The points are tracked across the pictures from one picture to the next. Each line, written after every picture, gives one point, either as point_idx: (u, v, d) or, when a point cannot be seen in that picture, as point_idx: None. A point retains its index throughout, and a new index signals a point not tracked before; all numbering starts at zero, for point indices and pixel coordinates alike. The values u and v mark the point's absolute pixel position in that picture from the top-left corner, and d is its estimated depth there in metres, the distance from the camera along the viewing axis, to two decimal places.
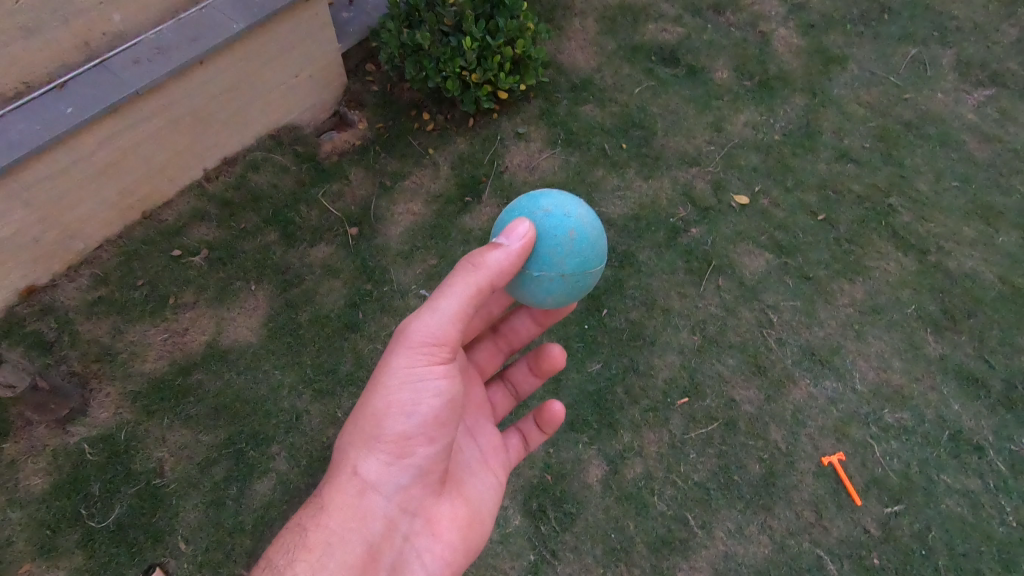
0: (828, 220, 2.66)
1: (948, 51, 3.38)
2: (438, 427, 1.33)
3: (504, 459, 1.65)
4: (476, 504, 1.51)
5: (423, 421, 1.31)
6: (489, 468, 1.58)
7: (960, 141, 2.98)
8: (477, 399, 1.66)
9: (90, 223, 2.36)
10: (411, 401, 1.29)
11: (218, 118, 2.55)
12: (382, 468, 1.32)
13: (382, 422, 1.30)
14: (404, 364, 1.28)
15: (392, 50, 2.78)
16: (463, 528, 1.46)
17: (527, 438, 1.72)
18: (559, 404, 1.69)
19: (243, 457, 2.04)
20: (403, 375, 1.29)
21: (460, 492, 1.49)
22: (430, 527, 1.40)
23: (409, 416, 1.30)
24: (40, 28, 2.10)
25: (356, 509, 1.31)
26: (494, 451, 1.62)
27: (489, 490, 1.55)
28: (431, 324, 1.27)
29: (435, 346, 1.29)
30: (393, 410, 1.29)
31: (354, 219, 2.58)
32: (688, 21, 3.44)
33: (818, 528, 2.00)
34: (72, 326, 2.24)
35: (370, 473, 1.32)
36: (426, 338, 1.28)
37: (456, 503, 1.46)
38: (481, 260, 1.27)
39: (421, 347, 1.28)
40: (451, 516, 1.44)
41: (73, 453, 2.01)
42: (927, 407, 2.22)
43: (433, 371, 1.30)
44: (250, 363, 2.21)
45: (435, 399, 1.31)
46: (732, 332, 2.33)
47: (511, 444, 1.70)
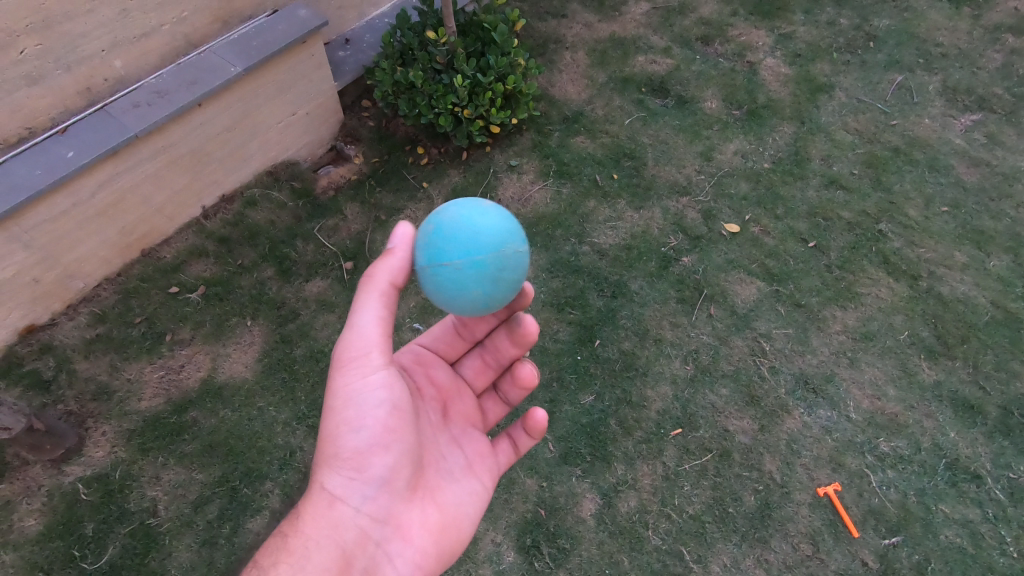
0: (818, 247, 2.68)
1: (934, 77, 3.43)
2: (388, 435, 1.35)
3: (492, 465, 1.63)
4: (452, 511, 1.49)
5: (373, 433, 1.33)
6: (473, 473, 1.57)
7: (949, 165, 3.01)
8: (464, 407, 1.65)
9: (90, 262, 2.41)
10: (356, 414, 1.33)
11: (216, 157, 2.61)
12: (345, 483, 1.33)
13: (336, 432, 1.33)
14: (343, 379, 1.34)
15: (386, 88, 2.86)
16: (438, 536, 1.44)
17: (517, 444, 1.68)
18: (541, 411, 1.60)
19: (237, 495, 2.04)
20: (345, 390, 1.33)
21: (436, 500, 1.47)
22: (401, 533, 1.38)
23: (361, 425, 1.33)
24: (43, 76, 2.17)
25: (325, 520, 1.31)
26: (480, 458, 1.61)
27: (470, 495, 1.53)
28: (358, 336, 1.33)
29: (366, 355, 1.34)
30: (343, 426, 1.33)
31: (350, 253, 2.62)
32: (677, 52, 3.51)
33: (816, 560, 1.97)
34: (70, 365, 2.26)
35: (335, 488, 1.33)
36: (357, 350, 1.34)
37: (429, 510, 1.45)
38: (373, 270, 1.34)
39: (354, 360, 1.34)
40: (424, 523, 1.43)
41: (68, 493, 2.02)
42: (923, 435, 2.21)
43: (368, 381, 1.34)
44: (245, 399, 2.23)
45: (379, 408, 1.35)
46: (725, 361, 2.34)
47: (500, 449, 1.66)
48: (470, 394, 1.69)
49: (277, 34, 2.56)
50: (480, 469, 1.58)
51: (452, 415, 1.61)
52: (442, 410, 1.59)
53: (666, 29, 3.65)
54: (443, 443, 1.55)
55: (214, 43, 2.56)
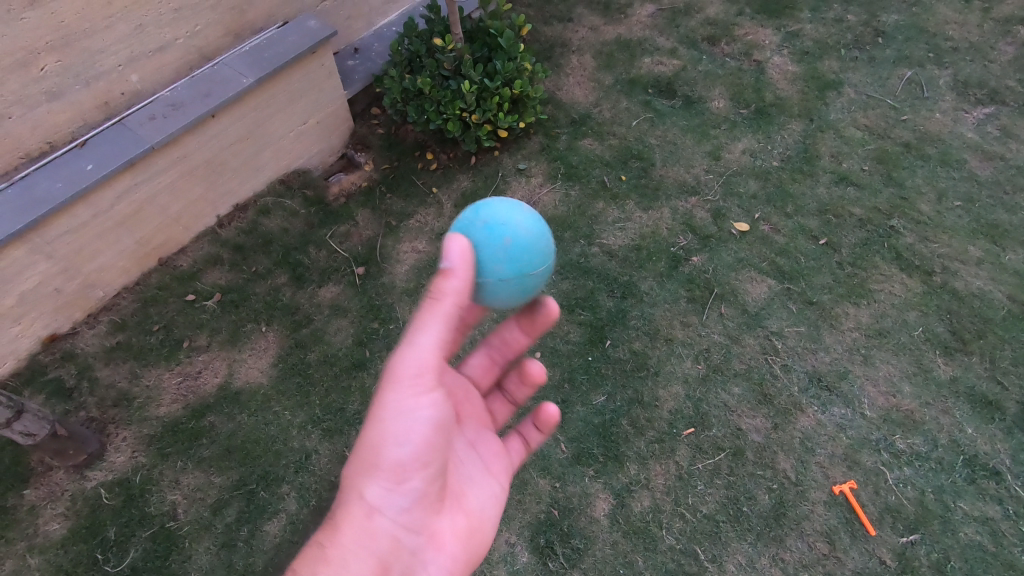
0: (830, 244, 2.67)
1: (944, 71, 3.41)
2: (430, 451, 1.30)
3: (506, 464, 1.63)
4: (479, 515, 1.46)
5: (417, 446, 1.28)
6: (492, 474, 1.55)
7: (961, 159, 2.99)
8: (477, 410, 1.65)
9: (109, 272, 2.46)
10: (404, 430, 1.27)
11: (231, 167, 2.67)
12: (383, 494, 1.27)
13: (380, 447, 1.27)
14: (394, 394, 1.26)
15: (396, 95, 2.90)
16: (467, 542, 1.41)
17: (527, 441, 1.71)
18: (554, 406, 1.67)
19: (254, 497, 2.07)
20: (393, 405, 1.27)
21: (462, 505, 1.44)
22: (435, 543, 1.34)
23: (404, 441, 1.27)
24: (63, 92, 2.23)
25: (363, 531, 1.25)
26: (495, 458, 1.60)
27: (490, 497, 1.51)
28: (413, 354, 1.24)
29: (421, 375, 1.26)
30: (388, 440, 1.27)
31: (361, 259, 2.65)
32: (683, 53, 3.52)
33: (833, 559, 1.96)
34: (91, 372, 2.31)
35: (373, 499, 1.27)
36: (413, 369, 1.25)
37: (458, 517, 1.42)
38: (438, 287, 1.24)
39: (410, 378, 1.26)
40: (454, 531, 1.40)
41: (91, 497, 2.06)
42: (940, 432, 2.19)
43: (417, 399, 1.28)
44: (260, 403, 2.26)
45: (426, 425, 1.29)
46: (736, 360, 2.33)
47: (512, 448, 1.69)
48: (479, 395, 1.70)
49: (287, 45, 2.61)
50: (497, 469, 1.57)
51: (466, 418, 1.59)
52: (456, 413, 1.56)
53: (671, 31, 3.66)
54: (462, 446, 1.52)
55: (227, 56, 2.62)
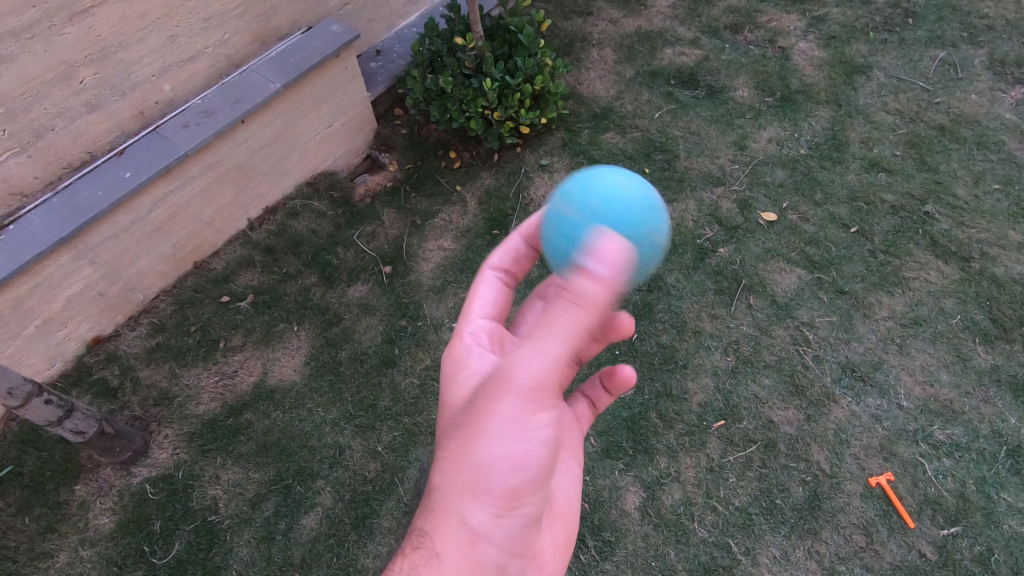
0: (861, 232, 2.61)
1: (979, 51, 3.30)
2: (545, 475, 1.21)
3: (578, 433, 1.61)
4: (562, 508, 1.47)
5: (535, 474, 1.18)
6: (572, 456, 1.53)
7: (999, 141, 2.89)
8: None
9: (148, 275, 2.55)
10: (522, 456, 1.14)
11: (260, 171, 2.74)
12: (493, 523, 1.18)
13: (489, 476, 1.15)
14: (508, 411, 1.11)
15: (418, 95, 2.93)
16: (560, 548, 1.44)
17: (595, 403, 1.67)
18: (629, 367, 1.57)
19: (291, 492, 2.13)
20: (506, 425, 1.12)
21: (553, 509, 1.44)
22: (535, 561, 1.34)
23: (522, 470, 1.16)
24: (102, 103, 2.31)
25: (470, 561, 1.16)
26: (570, 431, 1.57)
27: (574, 479, 1.52)
28: (536, 365, 1.09)
29: (543, 393, 1.12)
30: (500, 465, 1.14)
31: (388, 258, 2.70)
32: (705, 43, 3.48)
33: (870, 552, 1.92)
34: (133, 373, 2.40)
35: (480, 527, 1.17)
36: (531, 382, 1.10)
37: (551, 524, 1.41)
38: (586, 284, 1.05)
39: (526, 393, 1.11)
40: (549, 542, 1.39)
41: (137, 493, 2.14)
42: (981, 422, 2.13)
43: (538, 421, 1.14)
44: (295, 401, 2.32)
45: (544, 451, 1.17)
46: (767, 351, 2.30)
47: (580, 412, 1.65)
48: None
49: (312, 50, 2.67)
50: (574, 445, 1.55)
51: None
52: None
53: (693, 20, 3.61)
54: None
55: (255, 63, 2.69)
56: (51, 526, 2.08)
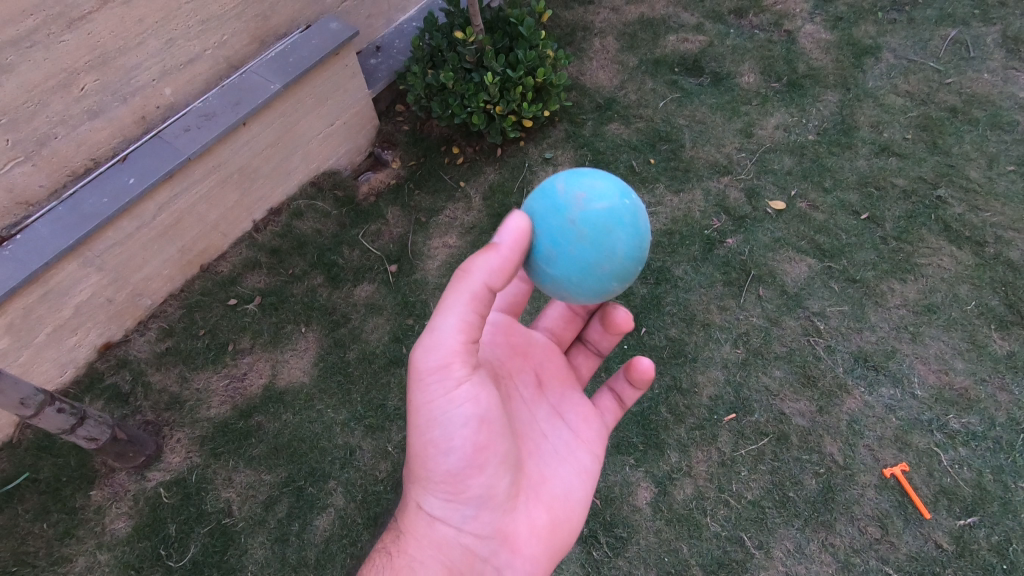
0: (872, 218, 2.56)
1: (991, 28, 3.22)
2: (479, 453, 1.30)
3: (600, 428, 1.64)
4: (562, 501, 1.48)
5: (464, 455, 1.29)
6: (580, 448, 1.56)
7: (1013, 121, 2.83)
8: (558, 369, 1.65)
9: (155, 280, 2.56)
10: (444, 437, 1.27)
11: (263, 172, 2.73)
12: (443, 506, 1.34)
13: (426, 463, 1.31)
14: (425, 399, 1.25)
15: (419, 91, 2.90)
16: (547, 537, 1.44)
17: (621, 399, 1.70)
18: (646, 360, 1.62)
19: (303, 494, 2.14)
20: (429, 410, 1.26)
21: (543, 498, 1.45)
22: (511, 545, 1.39)
23: (447, 454, 1.29)
24: (103, 109, 2.31)
25: (429, 540, 1.36)
26: (585, 425, 1.60)
27: (580, 474, 1.53)
28: (437, 346, 1.22)
29: (447, 372, 1.23)
30: (431, 450, 1.30)
31: (393, 256, 2.69)
32: (709, 28, 3.42)
33: (886, 544, 1.91)
34: (144, 378, 2.41)
35: (434, 510, 1.36)
36: (434, 365, 1.23)
37: (537, 510, 1.44)
38: (472, 265, 1.20)
39: (434, 376, 1.23)
40: (532, 528, 1.42)
41: (152, 497, 2.16)
42: (997, 410, 2.10)
43: (455, 401, 1.26)
44: (304, 402, 2.33)
45: (467, 427, 1.28)
46: (777, 342, 2.28)
47: (604, 406, 1.69)
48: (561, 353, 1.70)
49: (311, 49, 2.65)
50: (587, 437, 1.58)
51: (549, 383, 1.61)
52: (538, 381, 1.59)
53: (697, 6, 3.55)
54: (545, 421, 1.54)
55: (254, 64, 2.67)
56: (68, 532, 2.11)
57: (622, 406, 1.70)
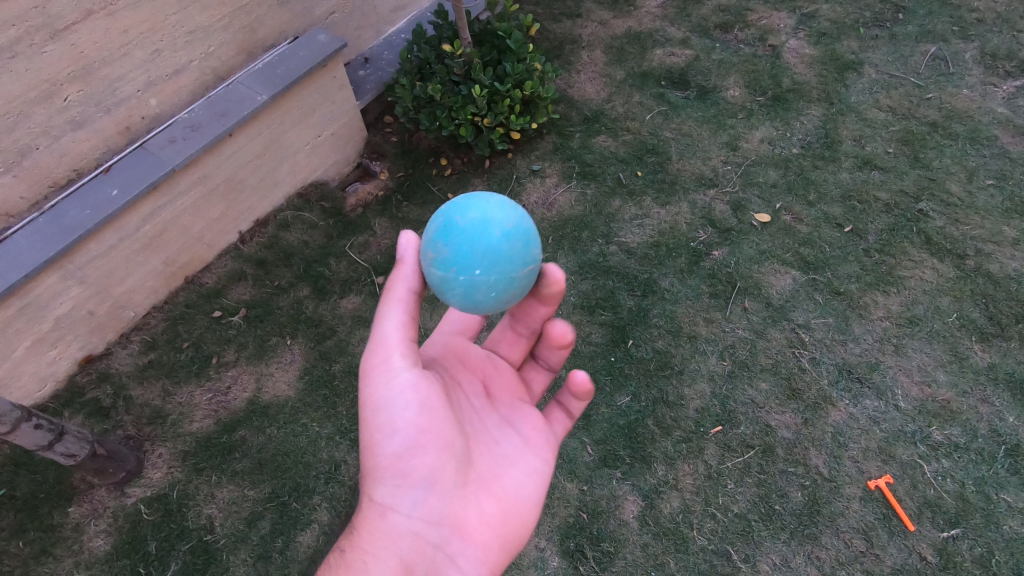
0: (855, 231, 2.60)
1: (970, 45, 3.29)
2: (426, 438, 1.33)
3: (550, 436, 1.61)
4: (512, 497, 1.45)
5: (409, 437, 1.32)
6: (531, 450, 1.54)
7: (992, 136, 2.88)
8: (506, 381, 1.65)
9: (138, 292, 2.53)
10: (390, 422, 1.32)
11: (249, 184, 2.72)
12: (393, 491, 1.34)
13: (376, 449, 1.34)
14: (376, 389, 1.34)
15: (407, 103, 2.91)
16: (497, 527, 1.42)
17: (568, 410, 1.68)
18: (583, 374, 1.58)
19: (287, 509, 2.12)
20: (374, 397, 1.34)
21: (494, 491, 1.44)
22: (460, 532, 1.37)
23: (394, 437, 1.32)
24: (86, 120, 2.29)
25: (379, 531, 1.34)
26: (537, 432, 1.58)
27: (532, 474, 1.51)
28: (381, 341, 1.34)
29: (387, 365, 1.33)
30: (377, 434, 1.34)
31: (381, 268, 2.68)
32: (696, 42, 3.46)
33: (871, 556, 1.91)
34: (125, 392, 2.37)
35: (384, 498, 1.35)
36: (381, 359, 1.34)
37: (487, 501, 1.42)
38: (417, 262, 1.37)
39: (376, 368, 1.34)
40: (482, 517, 1.40)
41: (131, 513, 2.12)
42: (979, 422, 2.12)
43: (400, 390, 1.33)
44: (289, 416, 2.30)
45: (411, 411, 1.33)
46: (763, 354, 2.29)
47: (552, 419, 1.66)
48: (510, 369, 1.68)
49: (299, 61, 2.65)
50: (537, 442, 1.56)
51: (499, 392, 1.61)
52: (485, 388, 1.59)
53: (683, 20, 3.60)
54: (493, 425, 1.54)
55: (241, 74, 2.67)
56: (45, 550, 2.06)
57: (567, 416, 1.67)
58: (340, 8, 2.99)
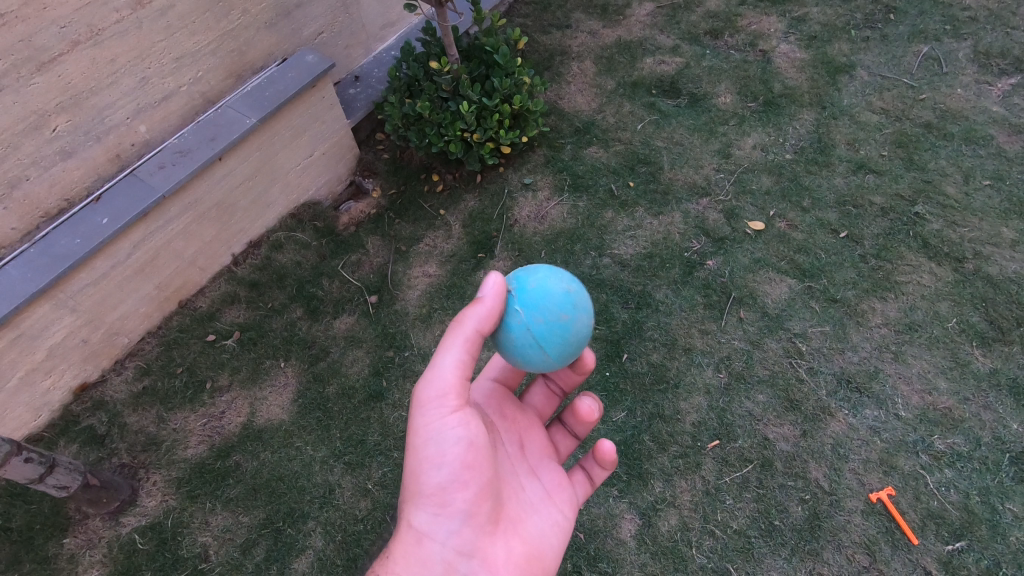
0: (851, 237, 2.57)
1: (963, 43, 3.27)
2: (468, 472, 1.30)
3: (571, 496, 1.61)
4: (536, 542, 1.45)
5: (454, 471, 1.29)
6: (553, 502, 1.54)
7: (988, 136, 2.85)
8: (539, 439, 1.63)
9: (132, 318, 2.53)
10: (438, 454, 1.28)
11: (241, 206, 2.72)
12: (429, 519, 1.29)
13: (418, 476, 1.30)
14: (424, 420, 1.28)
15: (396, 121, 2.90)
16: (524, 568, 1.39)
17: (591, 476, 1.67)
18: (610, 443, 1.60)
19: (281, 536, 2.10)
20: (424, 429, 1.28)
21: (520, 532, 1.43)
22: (489, 569, 1.33)
23: (438, 468, 1.28)
24: (76, 149, 2.30)
25: (415, 558, 1.28)
26: (559, 488, 1.59)
27: (553, 526, 1.50)
28: (437, 378, 1.28)
29: (445, 399, 1.28)
30: (424, 463, 1.28)
31: (374, 287, 2.67)
32: (686, 50, 3.45)
33: (874, 572, 1.87)
34: (120, 419, 2.37)
35: (420, 525, 1.30)
36: (437, 393, 1.28)
37: (514, 542, 1.40)
38: (468, 309, 1.28)
39: (436, 404, 1.28)
40: (509, 555, 1.38)
41: (126, 543, 2.11)
42: (983, 430, 2.08)
43: (451, 423, 1.29)
44: (282, 441, 2.29)
45: (460, 447, 1.30)
46: (759, 366, 2.26)
47: (576, 480, 1.66)
48: (541, 425, 1.67)
49: (287, 82, 2.66)
50: (561, 498, 1.56)
51: (530, 445, 1.59)
52: (521, 443, 1.57)
53: (673, 28, 3.59)
54: (524, 474, 1.52)
55: (230, 98, 2.68)
56: None
57: (590, 482, 1.67)
58: (328, 27, 3.00)
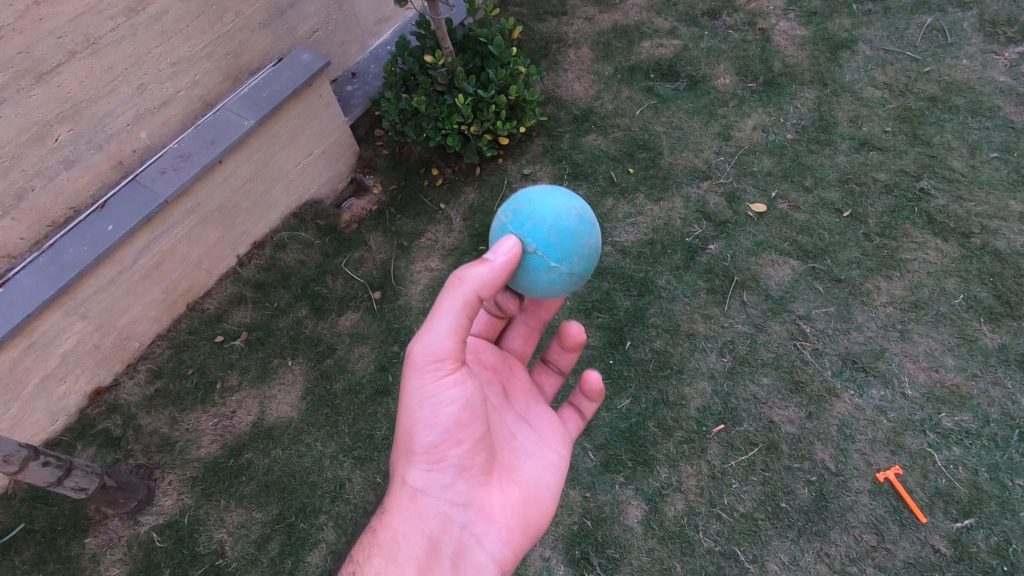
0: (854, 216, 2.54)
1: (968, 12, 3.20)
2: (462, 429, 1.33)
3: (564, 434, 1.62)
4: (532, 486, 1.48)
5: (447, 429, 1.31)
6: (547, 443, 1.56)
7: (994, 107, 2.80)
8: (522, 384, 1.64)
9: (142, 322, 2.58)
10: (431, 414, 1.30)
11: (243, 208, 2.75)
12: (424, 476, 1.34)
13: (411, 436, 1.33)
14: (417, 383, 1.29)
15: (394, 117, 2.90)
16: (522, 512, 1.44)
17: (581, 411, 1.69)
18: (596, 373, 1.62)
19: (294, 530, 2.14)
20: (418, 392, 1.29)
21: (515, 478, 1.46)
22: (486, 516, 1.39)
23: (432, 428, 1.31)
24: (79, 158, 2.33)
25: (410, 512, 1.34)
26: (552, 428, 1.60)
27: (550, 467, 1.53)
28: (431, 342, 1.27)
29: (439, 362, 1.28)
30: (417, 424, 1.31)
31: (377, 283, 2.69)
32: (683, 32, 3.41)
33: (882, 551, 1.87)
34: (135, 421, 2.42)
35: (416, 482, 1.35)
36: (429, 355, 1.28)
37: (510, 489, 1.44)
38: (466, 273, 1.24)
39: (428, 366, 1.28)
40: (505, 502, 1.42)
41: (145, 542, 2.17)
42: (991, 406, 2.06)
43: (444, 384, 1.29)
44: (293, 437, 2.33)
45: (453, 406, 1.31)
46: (763, 349, 2.25)
47: (567, 417, 1.68)
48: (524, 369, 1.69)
49: (284, 83, 2.66)
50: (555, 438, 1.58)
51: (515, 393, 1.61)
52: (506, 391, 1.59)
53: (670, 10, 3.55)
54: (513, 423, 1.54)
55: (228, 100, 2.69)
56: None
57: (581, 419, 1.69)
58: (323, 25, 3.00)
